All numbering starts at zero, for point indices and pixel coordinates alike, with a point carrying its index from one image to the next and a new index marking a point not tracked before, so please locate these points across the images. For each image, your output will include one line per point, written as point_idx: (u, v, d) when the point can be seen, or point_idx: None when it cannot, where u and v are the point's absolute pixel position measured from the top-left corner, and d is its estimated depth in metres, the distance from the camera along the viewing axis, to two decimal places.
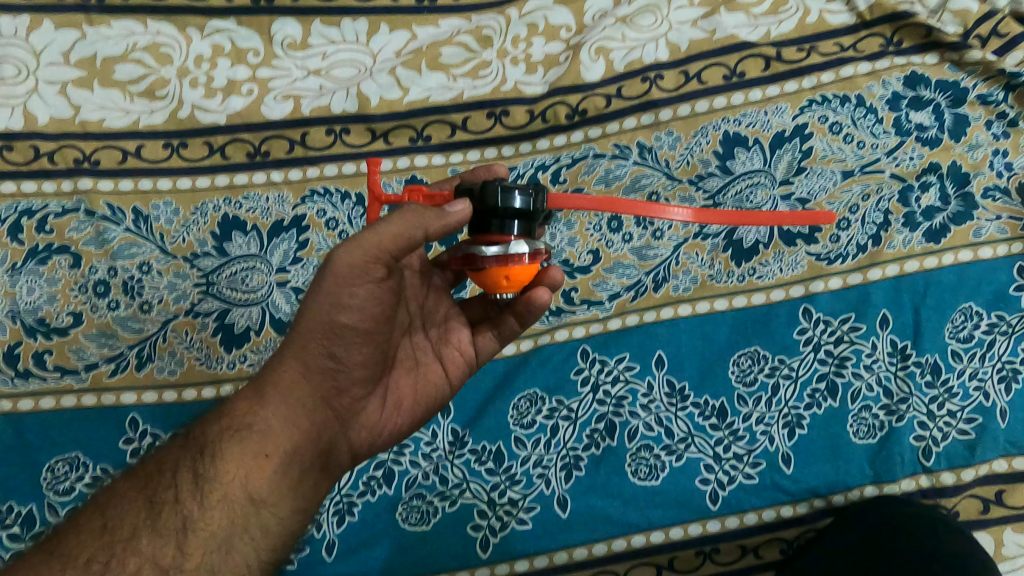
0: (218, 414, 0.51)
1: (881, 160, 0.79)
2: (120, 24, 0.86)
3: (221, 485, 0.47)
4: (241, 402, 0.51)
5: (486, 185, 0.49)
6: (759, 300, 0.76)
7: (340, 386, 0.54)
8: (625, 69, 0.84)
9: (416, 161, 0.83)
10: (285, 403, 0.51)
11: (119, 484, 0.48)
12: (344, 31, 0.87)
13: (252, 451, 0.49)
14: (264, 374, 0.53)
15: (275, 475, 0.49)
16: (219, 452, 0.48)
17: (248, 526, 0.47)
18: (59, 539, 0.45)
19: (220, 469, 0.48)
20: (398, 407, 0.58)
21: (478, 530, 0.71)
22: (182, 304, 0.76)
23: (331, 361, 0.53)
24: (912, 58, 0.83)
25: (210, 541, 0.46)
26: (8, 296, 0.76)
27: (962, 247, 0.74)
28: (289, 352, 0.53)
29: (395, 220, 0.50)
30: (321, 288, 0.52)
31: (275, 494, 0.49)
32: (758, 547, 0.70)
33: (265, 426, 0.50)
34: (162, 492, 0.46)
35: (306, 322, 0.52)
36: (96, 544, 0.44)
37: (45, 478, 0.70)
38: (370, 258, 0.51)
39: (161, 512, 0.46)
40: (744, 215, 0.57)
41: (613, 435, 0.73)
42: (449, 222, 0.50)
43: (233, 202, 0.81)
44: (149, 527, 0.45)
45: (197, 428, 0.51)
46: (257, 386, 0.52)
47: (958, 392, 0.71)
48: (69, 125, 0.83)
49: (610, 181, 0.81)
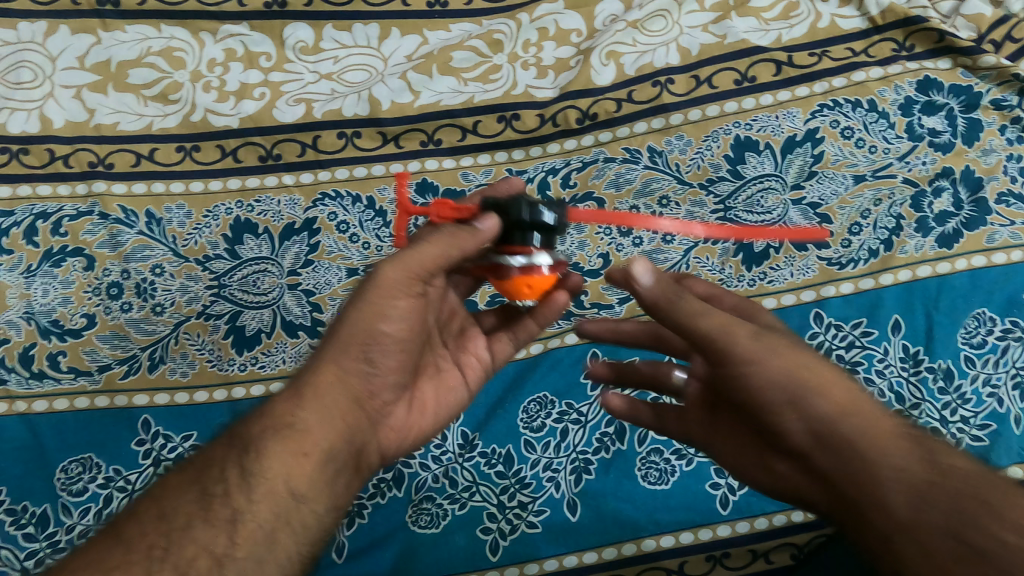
0: (260, 412, 0.50)
1: (893, 165, 0.79)
2: (135, 29, 0.86)
3: (265, 481, 0.46)
4: (282, 400, 0.50)
5: (517, 202, 0.50)
6: (770, 305, 0.75)
7: (373, 389, 0.54)
8: (636, 74, 0.84)
9: (426, 164, 0.83)
10: (323, 403, 0.50)
11: (173, 477, 0.48)
12: (355, 36, 0.88)
13: (293, 449, 0.48)
14: (302, 375, 0.52)
15: (316, 472, 0.48)
16: (264, 448, 0.47)
17: (291, 521, 0.46)
18: (119, 529, 0.45)
19: (264, 466, 0.47)
20: (423, 411, 0.59)
21: (487, 533, 0.70)
22: (195, 306, 0.77)
23: (367, 366, 0.53)
24: (925, 62, 0.82)
25: (256, 534, 0.45)
26: (23, 298, 0.77)
27: (975, 252, 0.74)
28: (327, 353, 0.52)
29: (435, 241, 0.51)
30: (365, 297, 0.52)
31: (313, 490, 0.48)
32: (769, 552, 0.69)
33: (305, 425, 0.49)
34: (212, 485, 0.46)
35: (347, 326, 0.52)
36: (156, 531, 0.44)
37: (58, 479, 0.70)
38: (413, 275, 0.52)
39: (212, 505, 0.45)
40: (745, 231, 0.59)
41: (623, 438, 0.74)
42: (482, 239, 0.50)
43: (246, 205, 0.81)
44: (203, 518, 0.45)
45: (241, 427, 0.50)
46: (297, 385, 0.51)
47: (971, 398, 0.70)
48: (84, 128, 0.83)
49: (621, 184, 0.81)
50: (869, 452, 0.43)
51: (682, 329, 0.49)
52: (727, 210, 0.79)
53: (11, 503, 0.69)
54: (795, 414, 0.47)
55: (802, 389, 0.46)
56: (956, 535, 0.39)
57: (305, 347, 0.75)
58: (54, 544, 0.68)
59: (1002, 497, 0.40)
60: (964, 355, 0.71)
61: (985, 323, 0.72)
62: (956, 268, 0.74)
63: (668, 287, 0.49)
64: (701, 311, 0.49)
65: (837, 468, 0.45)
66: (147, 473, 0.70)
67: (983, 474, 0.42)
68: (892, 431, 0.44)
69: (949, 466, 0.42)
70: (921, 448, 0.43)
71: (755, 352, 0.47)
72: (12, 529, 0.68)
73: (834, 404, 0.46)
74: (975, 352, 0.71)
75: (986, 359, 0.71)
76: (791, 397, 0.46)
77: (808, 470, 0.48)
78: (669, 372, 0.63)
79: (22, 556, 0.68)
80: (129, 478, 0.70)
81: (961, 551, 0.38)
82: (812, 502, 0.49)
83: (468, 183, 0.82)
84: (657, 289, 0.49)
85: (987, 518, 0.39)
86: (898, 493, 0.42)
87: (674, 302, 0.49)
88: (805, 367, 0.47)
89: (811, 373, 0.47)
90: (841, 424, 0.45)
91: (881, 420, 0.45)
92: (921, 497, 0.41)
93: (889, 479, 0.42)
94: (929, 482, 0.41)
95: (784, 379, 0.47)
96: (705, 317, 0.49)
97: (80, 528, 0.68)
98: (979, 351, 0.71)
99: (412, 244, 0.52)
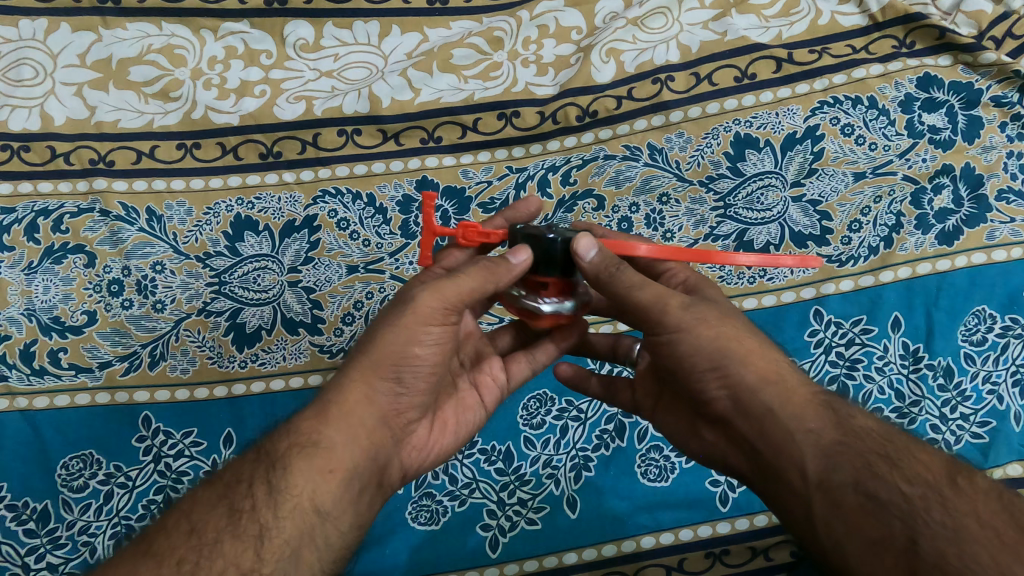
0: (286, 429, 0.51)
1: (894, 162, 0.79)
2: (135, 27, 0.87)
3: (291, 497, 0.47)
4: (308, 419, 0.51)
5: (552, 236, 0.51)
6: (769, 302, 0.75)
7: (399, 408, 0.54)
8: (636, 71, 0.84)
9: (427, 161, 0.83)
10: (349, 421, 0.51)
11: (201, 492, 0.48)
12: (356, 33, 0.88)
13: (319, 466, 0.48)
14: (329, 394, 0.53)
15: (340, 490, 0.48)
16: (290, 466, 0.48)
17: (314, 537, 0.47)
18: (149, 542, 0.45)
19: (291, 482, 0.47)
20: (444, 431, 0.59)
21: (487, 529, 0.70)
22: (195, 303, 0.77)
23: (396, 386, 0.53)
24: (926, 59, 0.82)
25: (283, 548, 0.45)
26: (24, 295, 0.77)
27: (976, 250, 0.74)
28: (355, 372, 0.53)
29: (472, 274, 0.52)
30: (398, 322, 0.53)
31: (337, 507, 0.48)
32: (769, 549, 0.69)
33: (330, 443, 0.49)
34: (241, 500, 0.47)
35: (377, 346, 0.53)
36: (187, 544, 0.44)
37: (59, 475, 0.70)
38: (450, 305, 0.53)
39: (240, 519, 0.45)
40: (761, 258, 0.50)
41: (622, 436, 0.74)
42: (517, 274, 0.51)
43: (246, 202, 0.82)
44: (231, 533, 0.45)
45: (267, 443, 0.51)
46: (323, 404, 0.52)
47: (971, 395, 0.70)
48: (85, 126, 0.83)
49: (620, 182, 0.81)
50: (786, 415, 0.49)
51: (623, 299, 0.52)
52: (727, 207, 0.79)
53: (12, 499, 0.69)
54: (720, 383, 0.52)
55: (728, 360, 0.52)
56: (858, 487, 0.44)
57: (305, 344, 0.76)
58: (55, 540, 0.68)
59: (897, 452, 0.46)
60: (964, 352, 0.71)
61: (985, 320, 0.72)
62: (956, 265, 0.74)
63: (611, 259, 0.51)
64: (640, 283, 0.52)
65: (758, 431, 0.50)
66: (148, 470, 0.70)
67: (883, 433, 0.48)
68: (807, 397, 0.50)
69: (855, 427, 0.48)
70: (832, 412, 0.49)
71: (685, 324, 0.52)
72: (13, 525, 0.69)
73: (754, 371, 0.51)
74: (975, 349, 0.71)
75: (986, 356, 0.71)
76: (717, 366, 0.52)
77: (734, 436, 0.53)
78: (628, 347, 0.67)
79: (23, 551, 0.68)
80: (129, 474, 0.70)
81: (863, 500, 0.44)
82: (738, 466, 0.54)
83: (468, 180, 0.82)
84: (601, 262, 0.50)
85: (887, 472, 0.44)
86: (811, 451, 0.47)
87: (616, 275, 0.51)
88: (731, 340, 0.52)
89: (737, 345, 0.52)
90: (763, 392, 0.51)
91: (799, 388, 0.51)
92: (831, 453, 0.46)
93: (803, 439, 0.48)
94: (837, 442, 0.47)
95: (710, 349, 0.52)
96: (644, 288, 0.52)
97: (81, 523, 0.68)
98: (979, 348, 0.71)
99: (450, 274, 0.53)
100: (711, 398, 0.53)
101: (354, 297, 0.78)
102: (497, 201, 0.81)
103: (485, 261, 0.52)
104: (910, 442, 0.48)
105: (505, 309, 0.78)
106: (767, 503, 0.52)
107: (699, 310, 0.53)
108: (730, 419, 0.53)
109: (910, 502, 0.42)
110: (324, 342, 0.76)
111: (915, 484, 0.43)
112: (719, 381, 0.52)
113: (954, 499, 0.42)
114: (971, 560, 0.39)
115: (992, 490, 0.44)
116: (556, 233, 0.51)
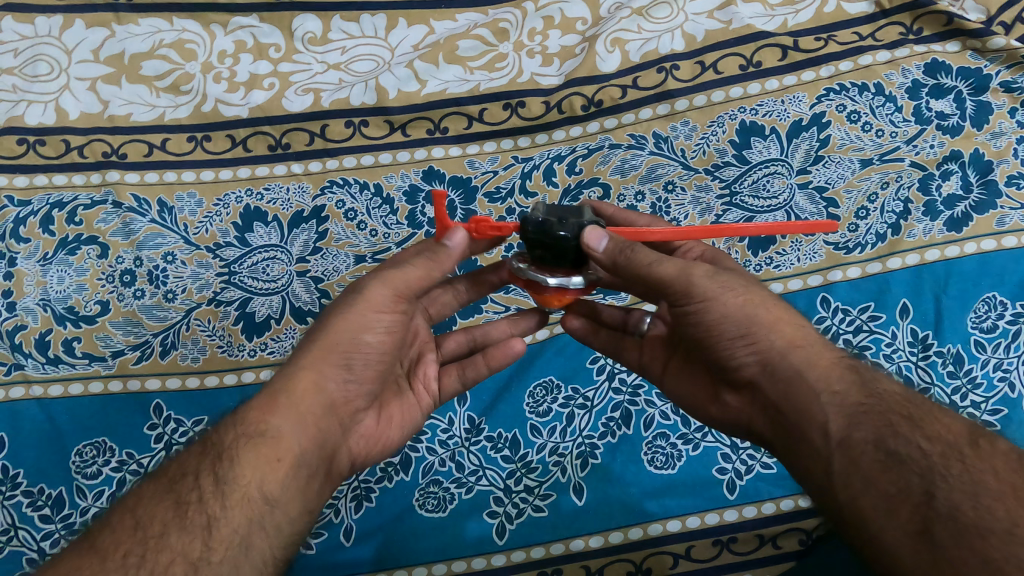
0: (233, 420, 0.52)
1: (900, 148, 0.79)
2: (147, 22, 0.88)
3: (238, 487, 0.48)
4: (255, 408, 0.52)
5: (566, 235, 0.51)
6: (776, 289, 0.75)
7: (346, 397, 0.56)
8: (641, 60, 0.84)
9: (434, 152, 0.84)
10: (297, 409, 0.53)
11: (146, 487, 0.49)
12: (363, 26, 0.90)
13: (266, 455, 0.50)
14: (277, 383, 0.54)
15: (288, 477, 0.50)
16: (237, 456, 0.49)
17: (264, 525, 0.48)
18: (95, 538, 0.46)
19: (239, 471, 0.49)
20: (391, 422, 0.61)
21: (494, 517, 0.70)
22: (205, 293, 0.78)
23: (345, 372, 0.56)
24: (933, 45, 0.82)
25: (232, 538, 0.46)
26: (39, 286, 0.79)
27: (985, 236, 0.73)
28: (305, 361, 0.55)
29: (418, 263, 0.57)
30: (349, 311, 0.56)
31: (286, 494, 0.50)
32: (778, 537, 0.69)
33: (277, 432, 0.51)
34: (188, 493, 0.48)
35: (325, 335, 0.55)
36: (132, 539, 0.45)
37: (73, 462, 0.71)
38: (398, 293, 0.57)
39: (187, 511, 0.47)
40: (772, 228, 0.51)
41: (629, 423, 0.74)
42: (455, 253, 0.56)
43: (255, 193, 0.83)
44: (178, 525, 0.46)
45: (213, 435, 0.52)
46: (270, 393, 0.54)
47: (982, 383, 0.69)
48: (99, 120, 0.85)
49: (626, 170, 0.81)
50: (814, 378, 0.50)
51: (646, 277, 0.52)
52: (733, 195, 0.79)
53: (28, 485, 0.70)
54: (749, 351, 0.53)
55: (757, 327, 0.53)
56: (880, 444, 0.45)
57: None
58: (69, 525, 0.69)
59: (920, 414, 0.47)
60: (975, 340, 0.70)
61: (995, 307, 0.71)
62: (965, 252, 0.73)
63: (625, 242, 0.51)
64: (659, 260, 0.52)
65: (784, 395, 0.51)
66: (159, 457, 0.71)
67: (906, 397, 0.49)
68: (834, 361, 0.51)
69: (879, 390, 0.49)
70: (857, 375, 0.50)
71: (713, 293, 0.53)
72: (28, 510, 0.70)
73: (782, 336, 0.53)
74: (986, 336, 0.70)
75: (998, 343, 0.70)
76: (747, 333, 0.53)
77: (757, 400, 0.54)
78: (638, 321, 0.67)
79: (39, 536, 0.69)
80: (141, 461, 0.71)
81: (882, 457, 0.45)
82: (760, 430, 0.55)
83: (474, 170, 0.83)
84: (613, 249, 0.51)
85: (908, 431, 0.46)
86: (835, 411, 0.48)
87: (632, 257, 0.51)
88: (759, 306, 0.54)
89: (764, 312, 0.53)
90: (791, 356, 0.52)
91: (825, 353, 0.52)
92: (855, 413, 0.47)
93: (828, 401, 0.49)
94: (862, 403, 0.48)
95: (739, 317, 0.53)
96: (665, 264, 0.52)
97: (94, 510, 0.69)
98: (990, 335, 0.70)
99: (397, 265, 0.58)
100: (740, 364, 0.54)
101: None
102: (503, 190, 0.82)
103: (429, 250, 0.57)
104: (931, 405, 0.49)
105: (511, 297, 0.78)
106: (783, 465, 0.52)
107: (723, 278, 0.54)
108: (756, 383, 0.53)
109: (929, 459, 0.44)
110: None
111: (935, 442, 0.45)
112: (748, 348, 0.53)
113: (973, 458, 0.44)
114: (985, 511, 0.40)
115: (1013, 452, 0.44)
116: (568, 229, 0.51)
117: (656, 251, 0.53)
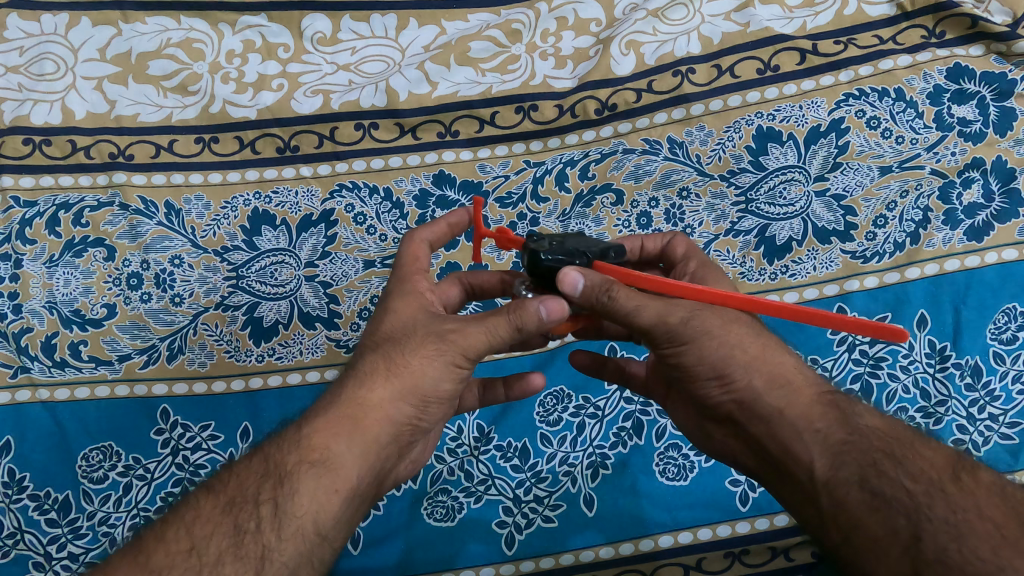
0: (296, 439, 0.50)
1: (921, 155, 0.77)
2: (154, 21, 0.87)
3: (295, 519, 0.46)
4: (318, 430, 0.50)
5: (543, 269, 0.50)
6: (791, 299, 0.74)
7: (413, 430, 0.53)
8: (656, 63, 0.83)
9: (444, 156, 0.83)
10: (364, 439, 0.50)
11: (204, 503, 0.48)
12: (373, 26, 0.88)
13: (326, 485, 0.48)
14: (347, 407, 0.51)
15: (342, 510, 0.49)
16: (297, 485, 0.47)
17: (313, 557, 0.47)
18: (147, 555, 0.45)
19: (297, 501, 0.47)
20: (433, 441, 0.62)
21: (503, 527, 0.70)
22: (213, 297, 0.77)
23: (420, 411, 0.52)
24: (956, 49, 0.81)
25: (282, 571, 0.45)
26: (45, 288, 0.78)
27: (1006, 246, 0.72)
28: (380, 390, 0.51)
29: (501, 328, 0.49)
30: (434, 351, 0.51)
31: (338, 526, 0.49)
32: (790, 549, 0.67)
33: (339, 462, 0.49)
34: (245, 520, 0.46)
35: (409, 372, 0.51)
36: (186, 564, 0.44)
37: (79, 466, 0.70)
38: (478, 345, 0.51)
39: (245, 540, 0.46)
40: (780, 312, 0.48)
41: (640, 433, 0.73)
42: (547, 326, 0.49)
43: (263, 196, 0.82)
44: (234, 554, 0.45)
45: (275, 452, 0.50)
46: (337, 416, 0.50)
47: (1001, 395, 0.68)
48: (105, 120, 0.84)
49: (640, 176, 0.79)
50: (793, 415, 0.50)
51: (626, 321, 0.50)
52: (749, 202, 0.78)
53: (34, 489, 0.70)
54: (726, 391, 0.52)
55: (732, 368, 0.51)
56: (863, 484, 0.45)
57: (322, 339, 0.75)
58: (75, 530, 0.68)
59: (903, 450, 0.46)
60: (993, 351, 0.69)
61: (1015, 319, 0.70)
62: (985, 262, 0.72)
63: (599, 284, 0.49)
64: (636, 307, 0.50)
65: (767, 433, 0.51)
66: (166, 462, 0.70)
67: (889, 431, 0.48)
68: (814, 398, 0.51)
69: (862, 425, 0.48)
70: (838, 412, 0.49)
71: (691, 336, 0.51)
72: (35, 514, 0.69)
73: (761, 376, 0.51)
74: (1005, 348, 0.69)
75: (1017, 355, 0.69)
76: (721, 375, 0.52)
77: (743, 435, 0.54)
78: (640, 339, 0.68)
79: (45, 540, 0.68)
80: (148, 466, 0.70)
81: (867, 497, 0.44)
82: (750, 462, 0.55)
83: (486, 175, 0.82)
84: (590, 291, 0.49)
85: (890, 469, 0.45)
86: (818, 451, 0.48)
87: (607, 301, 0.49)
88: (737, 348, 0.51)
89: (741, 351, 0.52)
90: (770, 396, 0.51)
91: (805, 390, 0.51)
92: (837, 452, 0.47)
93: (810, 440, 0.49)
94: (844, 441, 0.47)
95: (715, 359, 0.51)
96: (645, 311, 0.50)
97: (101, 514, 0.69)
98: (1009, 347, 0.69)
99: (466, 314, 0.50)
100: (717, 403, 0.53)
101: (370, 292, 0.77)
102: (514, 195, 0.80)
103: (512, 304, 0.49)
104: (915, 437, 0.48)
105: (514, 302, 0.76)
106: (779, 500, 0.53)
107: (700, 322, 0.51)
108: (735, 420, 0.53)
109: (913, 498, 0.43)
110: (340, 336, 0.75)
111: (918, 480, 0.44)
112: (723, 390, 0.52)
113: (957, 493, 0.43)
114: (972, 553, 0.40)
115: (998, 484, 0.43)
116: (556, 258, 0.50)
117: (638, 295, 0.50)
